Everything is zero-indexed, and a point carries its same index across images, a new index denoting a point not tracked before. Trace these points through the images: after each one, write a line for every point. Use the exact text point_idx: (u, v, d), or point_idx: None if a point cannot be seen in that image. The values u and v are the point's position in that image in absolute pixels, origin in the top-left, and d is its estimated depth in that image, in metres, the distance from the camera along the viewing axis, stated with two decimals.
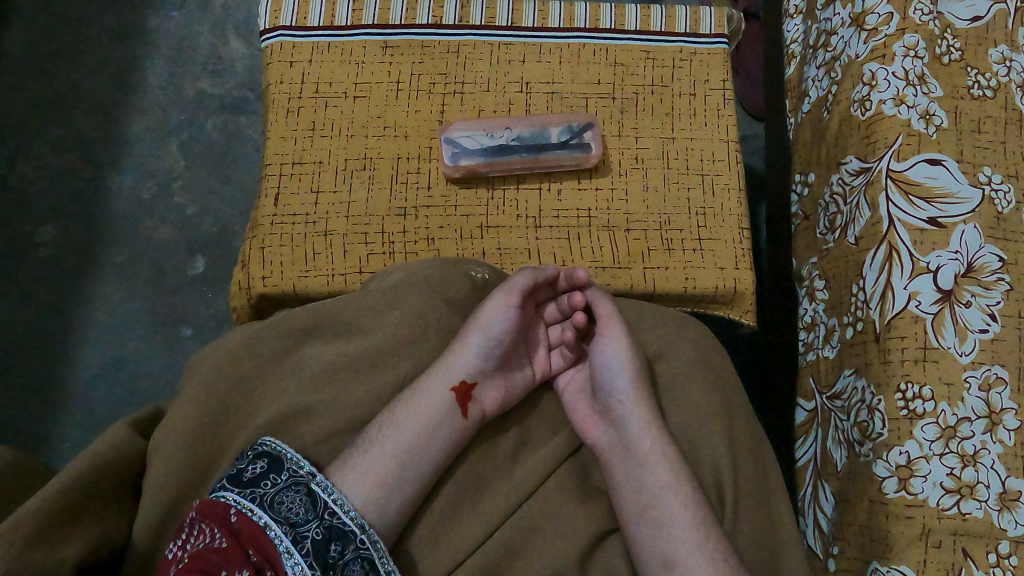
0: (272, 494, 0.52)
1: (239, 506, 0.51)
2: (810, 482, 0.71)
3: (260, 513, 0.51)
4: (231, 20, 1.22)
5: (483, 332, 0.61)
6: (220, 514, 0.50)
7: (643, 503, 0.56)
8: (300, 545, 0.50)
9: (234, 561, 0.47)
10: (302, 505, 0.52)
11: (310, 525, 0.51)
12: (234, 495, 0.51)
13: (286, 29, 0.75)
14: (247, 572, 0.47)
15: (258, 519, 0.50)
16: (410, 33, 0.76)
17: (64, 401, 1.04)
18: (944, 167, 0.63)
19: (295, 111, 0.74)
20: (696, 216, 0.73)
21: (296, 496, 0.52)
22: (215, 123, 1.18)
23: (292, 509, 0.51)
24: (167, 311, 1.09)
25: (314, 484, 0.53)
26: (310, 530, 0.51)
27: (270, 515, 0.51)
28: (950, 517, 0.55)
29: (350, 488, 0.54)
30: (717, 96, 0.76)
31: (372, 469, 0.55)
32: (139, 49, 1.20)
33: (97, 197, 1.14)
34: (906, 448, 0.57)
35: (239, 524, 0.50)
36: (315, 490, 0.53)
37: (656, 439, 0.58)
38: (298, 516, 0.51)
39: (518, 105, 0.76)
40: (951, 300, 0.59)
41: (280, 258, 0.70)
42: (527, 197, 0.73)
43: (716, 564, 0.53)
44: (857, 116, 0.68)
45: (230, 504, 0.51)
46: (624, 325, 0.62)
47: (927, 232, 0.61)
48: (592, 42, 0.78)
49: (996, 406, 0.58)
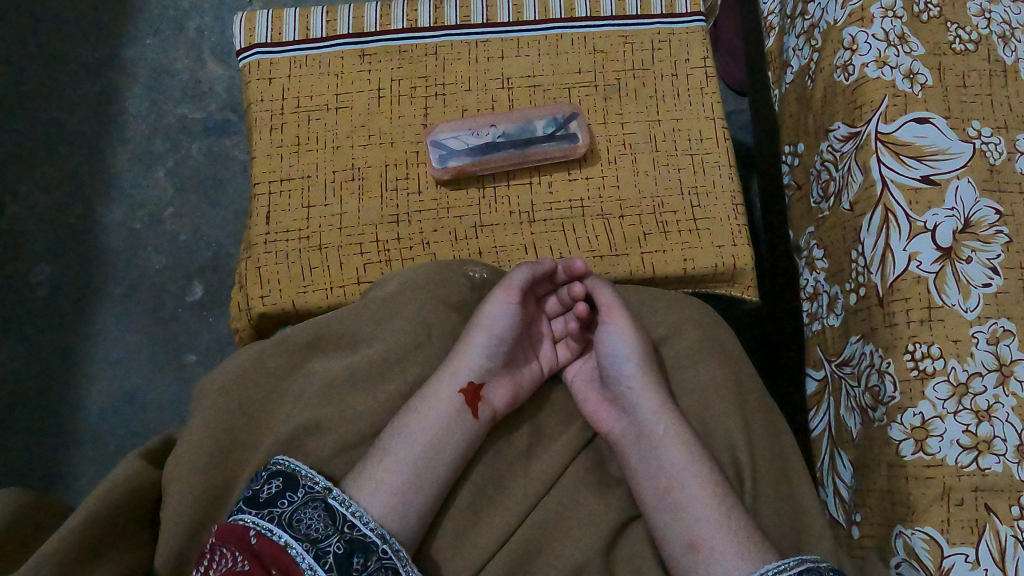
0: (289, 512, 0.51)
1: (258, 527, 0.50)
2: (826, 451, 0.70)
3: (279, 532, 0.50)
4: (207, 42, 1.22)
5: (486, 330, 0.61)
6: (239, 536, 0.50)
7: (662, 487, 0.56)
8: (322, 561, 0.49)
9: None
10: (321, 520, 0.51)
11: (330, 539, 0.50)
12: (253, 517, 0.51)
13: (262, 46, 0.75)
14: None
15: (278, 538, 0.50)
16: (387, 39, 0.76)
17: (76, 438, 1.04)
18: (932, 125, 0.63)
19: (279, 128, 0.74)
20: (689, 196, 0.73)
21: (314, 513, 0.52)
22: (200, 147, 1.17)
23: (311, 526, 0.51)
24: (170, 339, 1.09)
25: (331, 498, 0.53)
26: (331, 544, 0.50)
27: (290, 533, 0.50)
28: (970, 474, 0.55)
29: (368, 499, 0.54)
30: (700, 74, 0.76)
31: (389, 478, 0.55)
32: (118, 79, 1.20)
33: (90, 232, 1.13)
34: (919, 409, 0.57)
35: (259, 544, 0.49)
36: (333, 504, 0.53)
37: (669, 422, 0.58)
38: (318, 531, 0.51)
39: (501, 102, 0.76)
40: (952, 257, 0.59)
41: (277, 275, 0.70)
42: (519, 192, 0.73)
43: (741, 541, 0.52)
44: (841, 82, 0.68)
45: (249, 526, 0.50)
46: (626, 311, 0.62)
47: (921, 191, 0.61)
48: (570, 31, 0.77)
49: (1005, 359, 0.57)
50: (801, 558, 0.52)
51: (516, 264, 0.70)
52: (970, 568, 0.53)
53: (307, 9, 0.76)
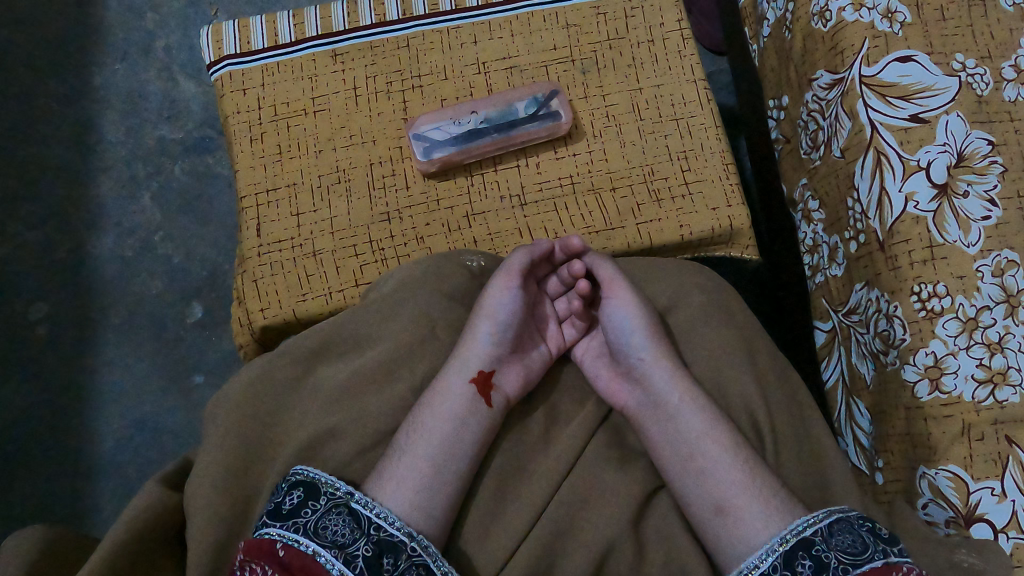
0: (315, 520, 0.51)
1: (285, 539, 0.50)
2: (842, 400, 0.71)
3: (306, 542, 0.50)
4: (176, 61, 1.21)
5: (491, 318, 0.61)
6: (266, 549, 0.49)
7: (683, 454, 0.55)
8: (353, 564, 0.49)
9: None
10: (347, 525, 0.51)
11: (358, 543, 0.50)
12: (278, 530, 0.50)
13: (232, 57, 0.74)
14: None
15: (306, 548, 0.49)
16: (356, 37, 0.75)
17: (95, 471, 1.04)
18: (916, 62, 0.62)
19: (258, 138, 0.73)
20: (679, 161, 0.72)
21: (340, 518, 0.52)
22: (183, 167, 1.17)
23: (337, 532, 0.51)
24: (176, 362, 1.09)
25: (354, 502, 0.53)
26: (359, 548, 0.50)
27: (316, 541, 0.50)
28: (988, 408, 0.55)
29: (391, 497, 0.54)
30: (675, 37, 0.75)
31: (410, 475, 0.55)
32: (91, 108, 1.19)
33: (82, 264, 1.13)
34: (931, 348, 0.57)
35: (287, 556, 0.49)
36: (356, 507, 0.52)
37: (684, 389, 0.57)
38: (346, 537, 0.51)
39: (480, 87, 0.75)
40: (949, 193, 0.59)
41: (274, 287, 0.69)
42: (508, 176, 0.72)
43: (767, 501, 0.52)
44: (819, 29, 0.68)
45: (276, 539, 0.50)
46: (627, 283, 0.62)
47: (911, 130, 0.61)
48: (540, 8, 0.76)
49: (1012, 289, 0.57)
50: (829, 510, 0.51)
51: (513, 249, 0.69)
52: (998, 501, 0.54)
53: (273, 15, 0.75)
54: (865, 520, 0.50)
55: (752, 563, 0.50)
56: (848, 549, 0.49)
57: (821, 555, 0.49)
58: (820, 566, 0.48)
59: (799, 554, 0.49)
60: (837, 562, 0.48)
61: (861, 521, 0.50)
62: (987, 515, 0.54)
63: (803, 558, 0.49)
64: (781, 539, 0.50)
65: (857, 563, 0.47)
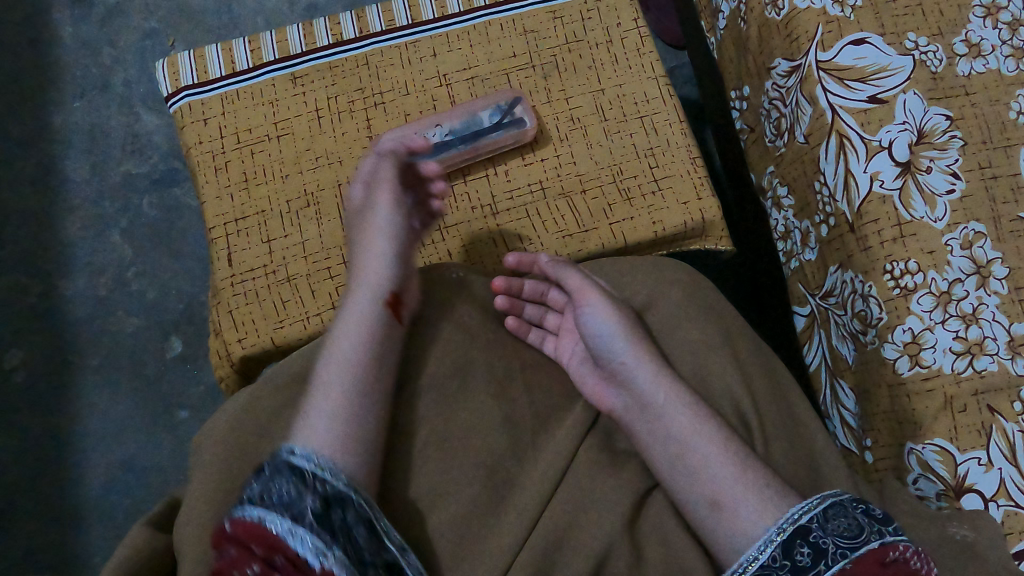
0: (258, 487, 0.48)
1: (232, 513, 0.47)
2: (826, 382, 0.71)
3: (251, 510, 0.47)
4: (136, 95, 1.19)
5: (381, 236, 0.61)
6: (217, 530, 0.47)
7: (673, 454, 0.54)
8: (304, 517, 0.47)
9: (235, 564, 0.45)
10: (289, 484, 0.48)
11: (304, 499, 0.48)
12: (230, 507, 0.48)
13: (190, 88, 0.73)
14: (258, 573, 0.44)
15: (252, 516, 0.46)
16: (314, 58, 0.75)
17: (83, 516, 1.02)
18: (869, 44, 0.63)
19: (222, 167, 0.72)
20: (647, 158, 0.72)
21: (281, 480, 0.48)
22: (151, 201, 1.15)
23: (281, 492, 0.48)
24: (159, 398, 1.07)
25: (292, 458, 0.50)
26: (307, 504, 0.47)
27: (261, 507, 0.47)
28: (968, 379, 0.56)
29: (315, 435, 0.52)
30: (633, 36, 0.76)
31: (334, 408, 0.53)
32: (53, 148, 1.17)
33: (55, 307, 1.11)
34: (908, 325, 0.58)
35: (235, 528, 0.46)
36: (296, 462, 0.49)
37: (668, 389, 0.57)
38: (290, 496, 0.48)
39: (443, 100, 0.75)
40: (912, 170, 0.60)
41: (250, 316, 0.68)
42: (477, 187, 0.72)
43: (761, 493, 0.51)
44: (773, 18, 0.69)
45: (226, 516, 0.47)
46: (598, 290, 0.61)
47: (870, 111, 0.62)
48: (496, 17, 0.77)
49: (982, 260, 0.58)
50: (823, 496, 0.51)
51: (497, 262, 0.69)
52: (985, 470, 0.54)
53: (229, 43, 0.75)
54: (857, 502, 0.50)
55: (751, 556, 0.49)
56: (844, 533, 0.48)
57: (819, 541, 0.48)
58: (819, 552, 0.47)
59: (797, 542, 0.48)
60: (836, 547, 0.47)
61: (854, 504, 0.50)
62: (976, 485, 0.54)
63: (801, 546, 0.48)
64: (778, 529, 0.49)
65: (855, 546, 0.47)
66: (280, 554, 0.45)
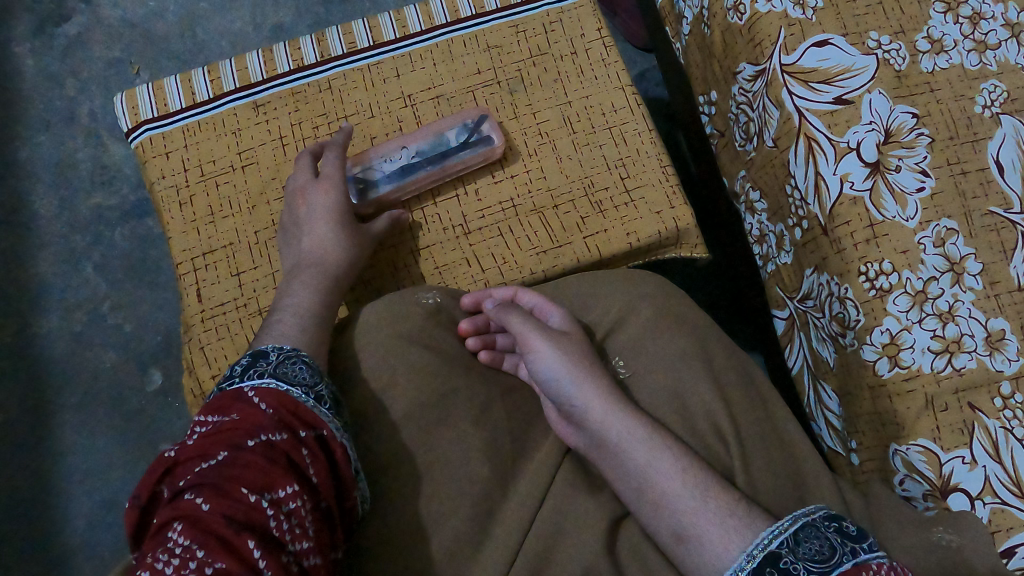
0: (274, 368, 0.50)
1: (253, 384, 0.47)
2: (809, 385, 0.71)
3: (277, 383, 0.48)
4: (103, 126, 1.18)
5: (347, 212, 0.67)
6: (234, 395, 0.46)
7: (635, 489, 0.51)
8: (324, 401, 0.49)
9: (266, 423, 0.44)
10: (305, 371, 0.50)
11: (321, 384, 0.50)
12: (242, 381, 0.48)
13: (150, 121, 0.72)
14: (285, 437, 0.44)
15: (279, 387, 0.47)
16: (276, 85, 0.74)
17: (69, 560, 1.00)
18: (832, 45, 0.63)
19: (188, 201, 0.71)
20: (617, 169, 0.72)
21: (297, 365, 0.51)
22: (124, 233, 1.14)
23: (300, 376, 0.50)
24: (141, 433, 1.06)
25: (304, 355, 0.52)
26: (323, 389, 0.50)
27: (284, 382, 0.48)
28: (948, 377, 0.55)
29: (295, 339, 0.54)
30: (598, 46, 0.75)
31: (306, 325, 0.57)
32: (20, 185, 1.15)
33: (30, 346, 1.09)
34: (886, 326, 0.57)
35: (261, 392, 0.47)
36: (308, 359, 0.52)
37: (622, 425, 0.53)
38: (308, 379, 0.50)
39: (409, 121, 0.74)
40: (881, 170, 0.59)
41: (222, 352, 0.67)
42: (448, 208, 0.71)
43: (725, 522, 0.47)
44: (736, 22, 0.68)
45: (242, 387, 0.47)
46: (542, 336, 0.59)
47: (837, 113, 0.61)
48: (459, 34, 0.76)
49: (955, 257, 0.57)
50: (794, 516, 0.47)
51: (468, 294, 0.67)
52: (969, 469, 0.54)
53: (188, 73, 0.74)
54: (830, 520, 0.46)
55: None
56: (816, 556, 0.44)
57: (790, 567, 0.44)
58: None
59: (768, 570, 0.44)
60: (807, 572, 0.43)
61: (827, 522, 0.46)
62: (962, 485, 0.54)
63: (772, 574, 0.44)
64: (747, 556, 0.45)
65: (827, 570, 0.43)
66: (306, 430, 0.46)
